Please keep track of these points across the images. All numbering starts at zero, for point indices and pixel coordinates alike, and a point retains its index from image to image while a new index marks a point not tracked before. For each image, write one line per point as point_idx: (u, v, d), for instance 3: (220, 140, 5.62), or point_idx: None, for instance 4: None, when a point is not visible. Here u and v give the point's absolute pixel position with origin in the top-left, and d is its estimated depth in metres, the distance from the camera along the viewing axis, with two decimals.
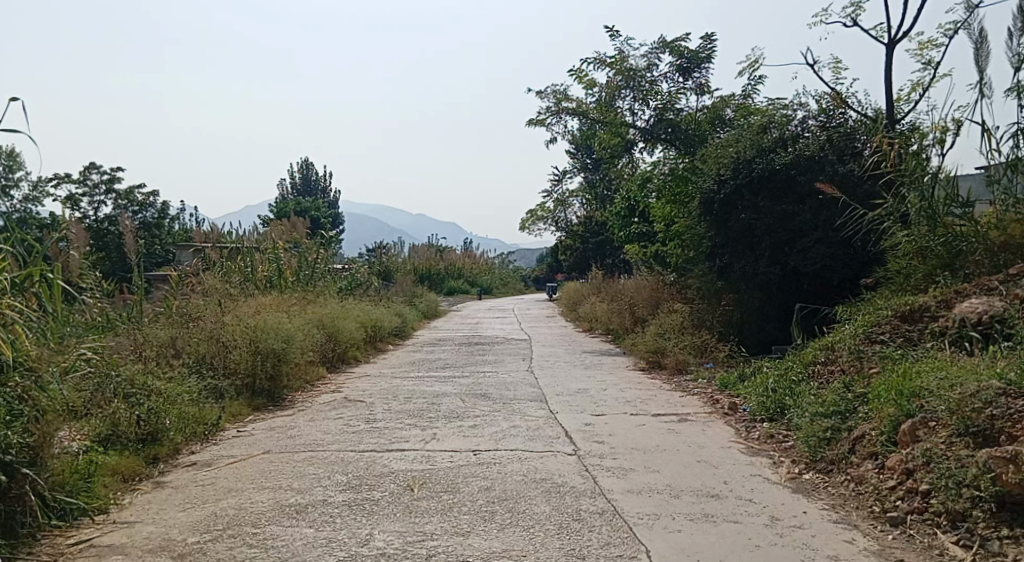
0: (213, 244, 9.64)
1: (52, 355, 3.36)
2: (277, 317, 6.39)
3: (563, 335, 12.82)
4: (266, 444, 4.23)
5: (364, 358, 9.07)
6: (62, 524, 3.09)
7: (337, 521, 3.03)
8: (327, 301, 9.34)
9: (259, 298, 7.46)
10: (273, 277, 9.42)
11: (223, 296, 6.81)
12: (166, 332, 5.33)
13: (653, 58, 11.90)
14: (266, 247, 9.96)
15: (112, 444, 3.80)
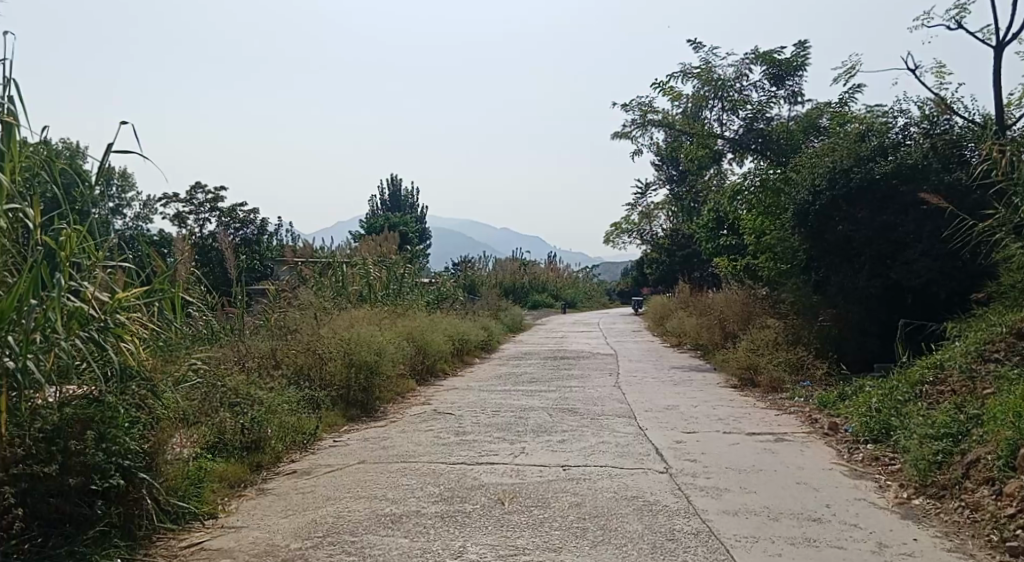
0: (308, 259, 10.03)
1: (166, 367, 3.58)
2: (370, 331, 6.58)
3: (646, 349, 12.68)
4: (361, 455, 4.35)
5: (452, 371, 9.22)
6: (176, 526, 3.36)
7: (431, 533, 3.08)
8: (416, 315, 9.55)
9: (352, 311, 7.70)
10: (363, 291, 9.72)
11: (319, 309, 7.07)
12: (266, 344, 5.60)
13: (742, 67, 11.74)
14: (357, 261, 10.30)
15: (219, 452, 4.03)
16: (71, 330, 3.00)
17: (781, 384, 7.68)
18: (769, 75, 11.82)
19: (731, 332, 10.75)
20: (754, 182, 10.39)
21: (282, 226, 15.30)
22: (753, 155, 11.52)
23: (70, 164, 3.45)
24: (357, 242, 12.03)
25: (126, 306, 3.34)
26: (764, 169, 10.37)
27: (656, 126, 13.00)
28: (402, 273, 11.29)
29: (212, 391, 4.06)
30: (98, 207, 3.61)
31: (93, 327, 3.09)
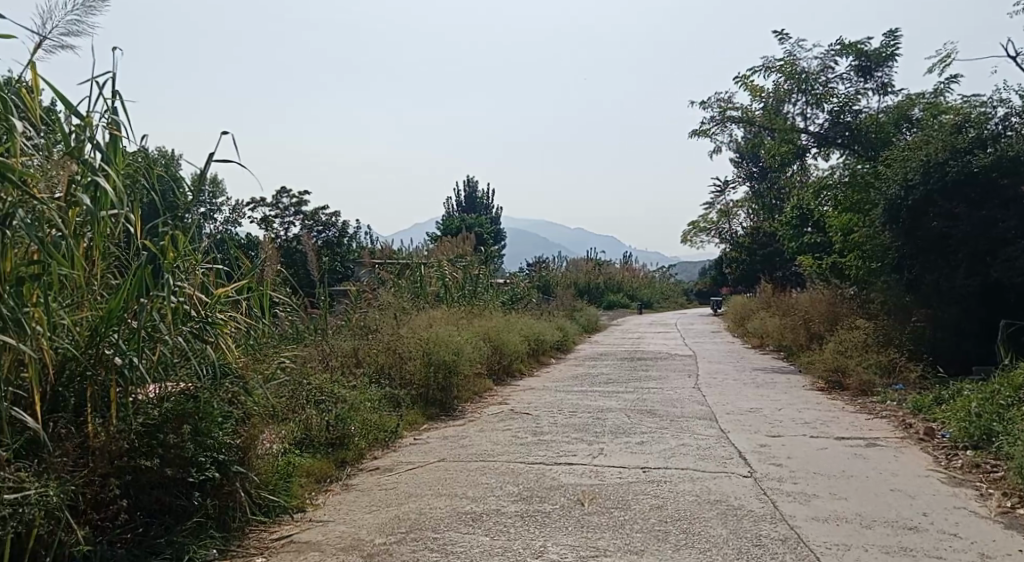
0: (389, 260, 10.30)
1: (255, 364, 3.73)
2: (448, 331, 6.70)
3: (724, 351, 12.42)
4: (441, 453, 4.41)
5: (527, 371, 9.26)
6: (266, 519, 3.52)
7: (511, 531, 3.09)
8: (492, 316, 9.64)
9: (431, 312, 7.86)
10: (441, 293, 9.89)
11: (398, 310, 7.23)
12: (349, 343, 5.76)
13: (827, 60, 11.40)
14: (434, 262, 10.50)
15: (306, 448, 4.19)
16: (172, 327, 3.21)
17: (871, 387, 7.43)
18: (856, 67, 11.43)
19: (816, 333, 10.46)
20: (841, 178, 10.28)
21: (360, 228, 15.74)
22: (838, 149, 11.36)
23: (168, 171, 3.62)
24: (433, 244, 12.24)
25: (221, 303, 3.57)
26: (853, 164, 10.20)
27: (736, 122, 12.74)
28: (477, 274, 11.42)
29: (300, 387, 4.16)
30: (195, 212, 3.80)
31: (195, 322, 3.31)
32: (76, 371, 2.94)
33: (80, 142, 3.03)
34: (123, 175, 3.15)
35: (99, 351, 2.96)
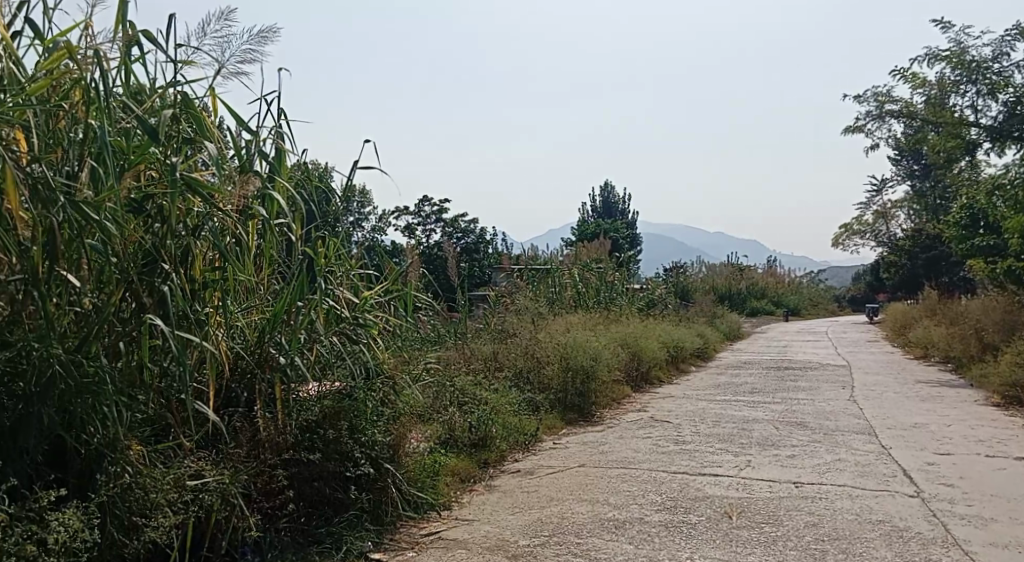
0: (527, 265, 10.51)
1: (405, 365, 3.92)
2: (586, 336, 6.74)
3: (872, 362, 11.63)
4: (581, 458, 4.41)
5: (664, 378, 9.11)
6: (416, 515, 3.66)
7: (656, 541, 3.04)
8: (628, 322, 9.58)
9: (567, 318, 7.93)
10: (578, 298, 9.98)
11: (535, 315, 7.34)
12: (488, 346, 5.96)
13: (1000, 46, 10.49)
14: (571, 268, 10.58)
15: (451, 448, 4.32)
16: (328, 328, 3.43)
17: None
18: None
19: (990, 343, 9.55)
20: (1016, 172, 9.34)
21: (495, 235, 16.19)
22: (1016, 143, 10.46)
23: (323, 182, 3.85)
24: (568, 249, 12.34)
25: (371, 305, 3.78)
26: None
27: (894, 117, 11.99)
28: (612, 280, 11.38)
29: (444, 390, 4.31)
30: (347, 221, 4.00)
31: (349, 325, 3.52)
32: (247, 369, 3.21)
33: (252, 154, 3.30)
34: (287, 185, 3.40)
35: (265, 351, 3.21)
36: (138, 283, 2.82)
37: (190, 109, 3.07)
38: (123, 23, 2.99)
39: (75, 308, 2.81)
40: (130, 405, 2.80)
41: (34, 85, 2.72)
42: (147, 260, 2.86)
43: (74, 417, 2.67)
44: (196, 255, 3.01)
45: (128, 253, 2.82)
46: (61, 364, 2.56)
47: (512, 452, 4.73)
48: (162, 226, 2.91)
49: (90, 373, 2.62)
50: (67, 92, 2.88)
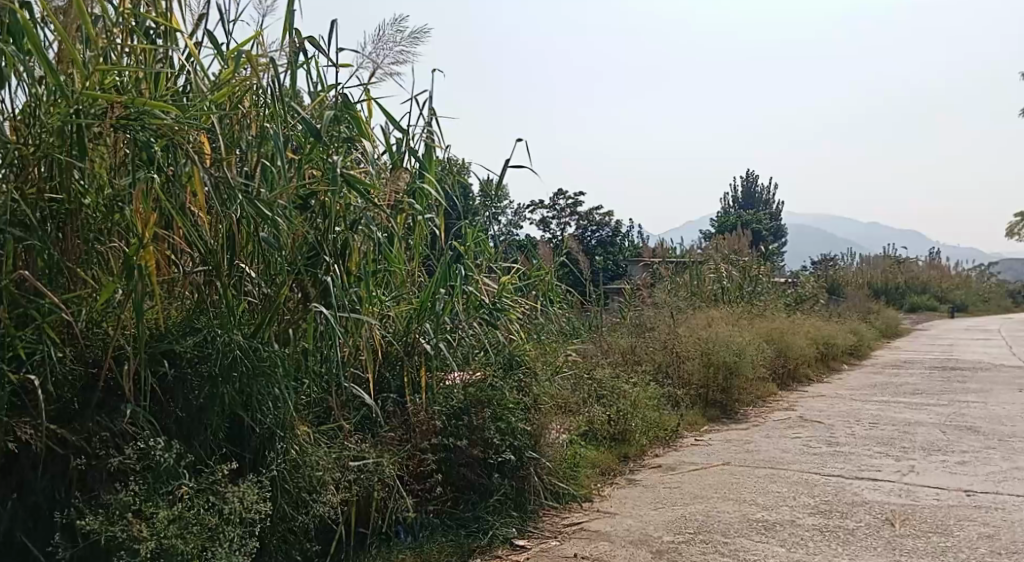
0: (663, 260, 10.42)
1: (547, 357, 3.99)
2: (728, 332, 6.59)
3: None
4: (725, 456, 4.32)
5: (810, 377, 8.74)
6: (558, 505, 3.71)
7: (810, 545, 2.92)
8: (770, 317, 9.26)
9: (708, 312, 7.79)
10: (718, 293, 9.78)
11: (674, 309, 7.26)
12: (627, 340, 6.20)
13: None
14: (711, 264, 10.38)
15: (592, 439, 4.36)
16: (471, 314, 3.58)
17: None
18: None
19: None
20: None
21: (629, 230, 16.15)
22: None
23: (463, 177, 3.98)
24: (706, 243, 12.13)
25: (511, 295, 3.89)
26: None
27: None
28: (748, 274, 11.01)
29: (582, 382, 4.36)
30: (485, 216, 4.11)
31: (495, 312, 3.71)
32: (397, 356, 3.36)
33: (400, 152, 3.52)
34: (435, 179, 3.54)
35: (413, 338, 3.36)
36: (304, 274, 3.11)
37: (350, 110, 3.29)
38: (289, 30, 3.28)
39: (249, 299, 3.07)
40: (297, 388, 3.05)
41: (217, 93, 3.04)
42: (312, 253, 3.13)
43: (249, 397, 2.91)
44: (354, 249, 3.22)
45: (297, 247, 3.09)
46: (240, 349, 2.81)
47: (652, 448, 4.70)
48: (325, 221, 3.17)
49: (265, 356, 2.89)
50: (239, 98, 3.16)
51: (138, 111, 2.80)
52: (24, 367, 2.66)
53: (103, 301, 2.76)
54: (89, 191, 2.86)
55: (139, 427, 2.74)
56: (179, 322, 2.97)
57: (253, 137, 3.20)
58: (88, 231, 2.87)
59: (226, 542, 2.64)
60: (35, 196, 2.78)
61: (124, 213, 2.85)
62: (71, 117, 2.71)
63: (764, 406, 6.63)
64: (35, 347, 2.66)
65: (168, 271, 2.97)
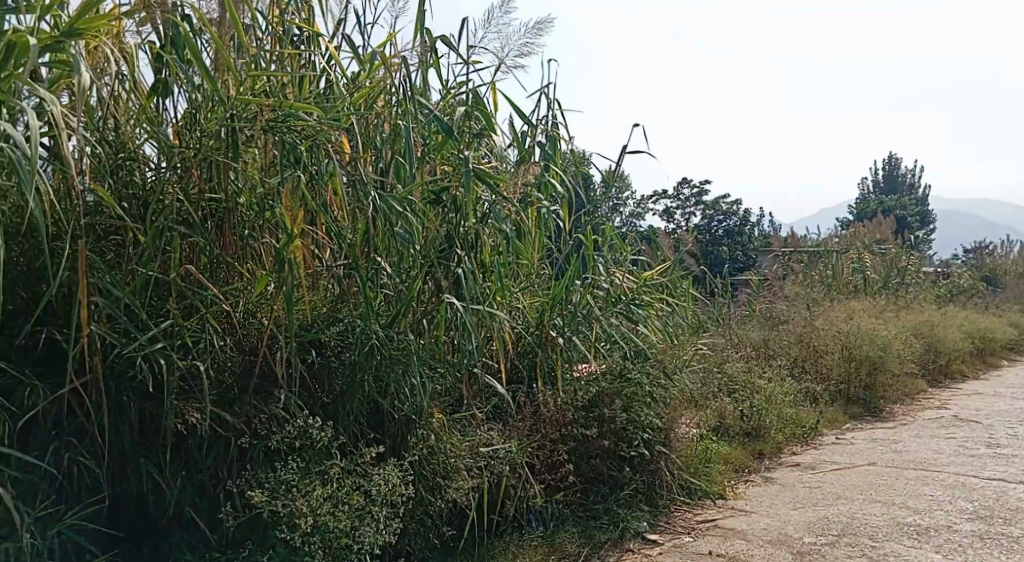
0: (794, 250, 10.10)
1: (677, 351, 3.93)
2: (871, 324, 6.71)
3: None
4: (870, 456, 4.16)
5: (962, 374, 8.19)
6: (690, 500, 3.68)
7: (969, 552, 2.73)
8: (917, 309, 8.74)
9: (850, 304, 7.50)
10: (858, 284, 9.33)
11: (809, 303, 7.07)
12: (759, 333, 6.25)
13: None
14: (850, 255, 9.92)
15: (723, 435, 4.29)
16: (607, 307, 3.69)
17: None
18: None
19: None
20: None
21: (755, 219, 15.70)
22: None
23: (586, 168, 3.96)
24: (843, 232, 11.63)
25: (649, 287, 3.96)
26: None
27: None
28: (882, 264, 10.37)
29: (710, 376, 4.32)
30: (613, 211, 4.08)
31: (625, 307, 3.74)
32: (529, 348, 3.45)
33: (527, 144, 3.56)
34: (560, 170, 3.58)
35: (547, 334, 3.45)
36: (437, 266, 3.18)
37: (482, 106, 3.35)
38: (420, 31, 3.36)
39: (384, 291, 3.15)
40: (432, 376, 3.17)
41: (355, 94, 3.18)
42: (445, 246, 3.20)
43: (386, 385, 3.04)
44: (484, 242, 3.29)
45: (429, 242, 3.19)
46: (379, 339, 2.93)
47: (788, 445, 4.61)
48: (456, 214, 3.25)
49: (397, 344, 3.01)
50: (374, 97, 3.27)
51: (285, 114, 2.97)
52: (190, 354, 2.89)
53: (257, 293, 2.98)
54: (243, 191, 3.05)
55: (293, 410, 2.93)
56: (325, 314, 3.10)
57: (386, 135, 3.31)
58: (241, 228, 3.07)
59: (373, 522, 2.79)
60: (196, 196, 2.98)
61: (274, 210, 3.05)
62: (226, 122, 2.90)
63: (913, 405, 6.60)
64: (199, 335, 2.89)
65: (312, 264, 3.12)
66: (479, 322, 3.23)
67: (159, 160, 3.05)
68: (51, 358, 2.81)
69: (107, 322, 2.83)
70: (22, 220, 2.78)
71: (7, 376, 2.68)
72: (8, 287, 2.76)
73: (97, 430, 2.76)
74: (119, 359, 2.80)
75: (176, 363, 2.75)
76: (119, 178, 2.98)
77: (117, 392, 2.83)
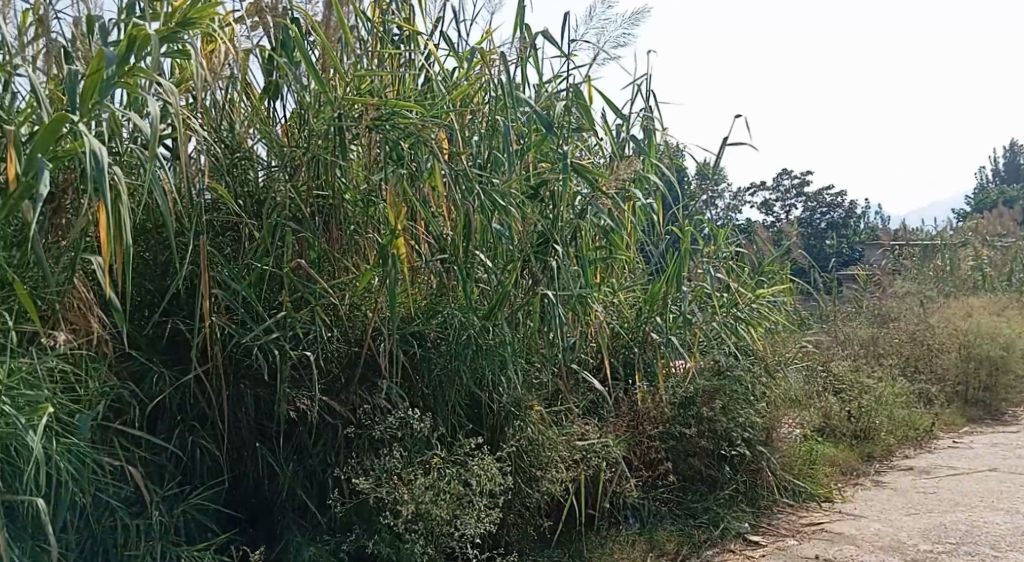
0: (905, 243, 9.72)
1: (779, 353, 3.90)
2: (994, 321, 6.64)
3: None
4: (991, 463, 4.22)
5: None
6: (793, 502, 3.64)
7: None
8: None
9: (970, 302, 7.34)
10: (977, 279, 8.90)
11: (921, 302, 6.88)
12: (868, 330, 6.22)
13: None
14: (968, 249, 9.47)
15: (830, 436, 4.43)
16: (715, 314, 3.64)
17: None
18: None
19: None
20: None
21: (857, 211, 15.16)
22: None
23: (681, 159, 3.91)
24: (959, 224, 11.08)
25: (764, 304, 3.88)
26: None
27: None
28: (994, 263, 9.78)
29: (815, 375, 4.23)
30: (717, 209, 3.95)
31: (729, 313, 3.69)
32: (626, 344, 3.45)
33: (621, 138, 3.53)
34: (655, 162, 3.52)
35: (643, 329, 3.46)
36: (533, 261, 3.23)
37: (581, 101, 3.37)
38: (520, 25, 3.54)
39: (480, 285, 3.20)
40: (527, 369, 3.22)
41: (454, 91, 3.25)
42: (541, 242, 3.25)
43: (483, 377, 3.10)
44: (582, 237, 3.34)
45: (526, 236, 3.22)
46: (477, 331, 3.01)
47: (901, 447, 4.66)
48: (555, 209, 3.30)
49: (493, 338, 3.09)
50: (472, 95, 3.34)
51: (389, 113, 3.07)
52: (301, 345, 3.02)
53: (363, 287, 3.09)
54: (349, 189, 3.17)
55: (395, 401, 3.02)
56: (424, 308, 3.17)
57: (484, 131, 3.38)
58: (347, 224, 3.18)
59: (474, 510, 2.84)
60: (305, 193, 3.09)
61: (378, 206, 3.16)
62: (335, 123, 3.03)
63: None
64: (309, 328, 3.03)
65: (411, 259, 3.19)
66: (573, 315, 3.27)
67: (269, 159, 3.19)
68: (176, 347, 3.00)
69: (225, 313, 3.00)
70: (150, 218, 2.97)
71: (137, 363, 2.88)
72: (139, 281, 2.94)
73: (217, 415, 2.92)
74: (237, 349, 2.96)
75: (288, 353, 2.89)
76: (235, 177, 3.13)
77: (235, 380, 3.00)
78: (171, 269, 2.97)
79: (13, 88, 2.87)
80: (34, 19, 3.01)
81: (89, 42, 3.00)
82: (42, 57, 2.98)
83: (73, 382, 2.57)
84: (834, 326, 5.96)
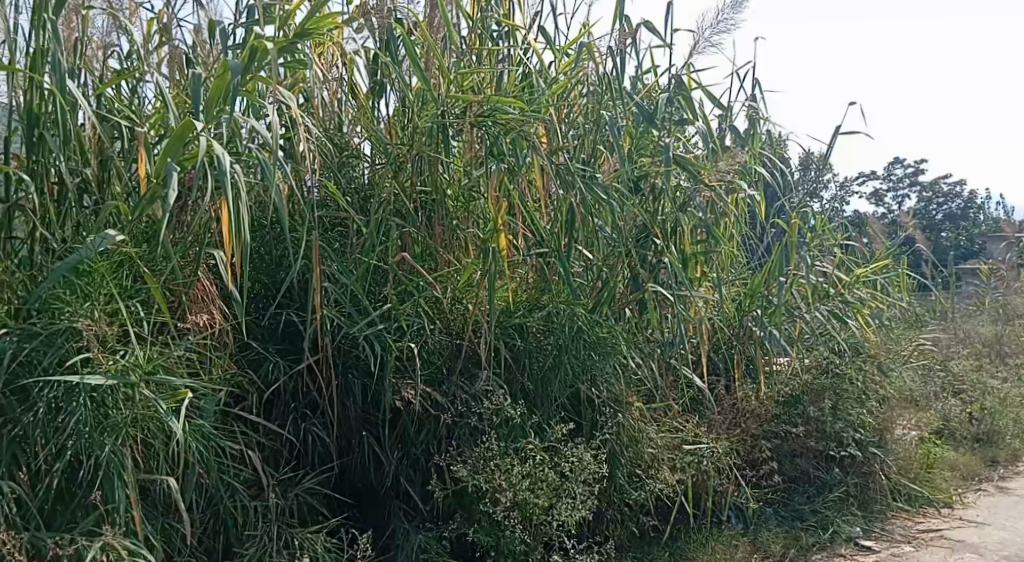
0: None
1: (892, 347, 3.81)
2: None
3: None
4: None
5: None
6: (909, 507, 3.59)
7: None
8: None
9: None
10: None
11: None
12: (987, 325, 6.01)
13: None
14: None
15: (952, 439, 4.43)
16: (815, 303, 3.63)
17: None
18: None
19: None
20: None
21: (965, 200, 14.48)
22: None
23: (783, 150, 3.82)
24: None
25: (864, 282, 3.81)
26: None
27: None
28: None
29: (934, 375, 4.13)
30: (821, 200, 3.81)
31: (834, 301, 3.65)
32: (724, 340, 3.48)
33: (722, 129, 3.49)
34: (758, 152, 3.50)
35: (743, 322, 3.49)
36: (634, 255, 3.24)
37: (683, 91, 3.35)
38: (618, 17, 3.53)
39: (579, 279, 3.24)
40: (629, 366, 3.21)
41: (553, 86, 3.26)
42: (642, 235, 3.24)
43: (585, 370, 3.11)
44: (684, 230, 3.30)
45: (628, 231, 3.21)
46: (583, 322, 3.05)
47: None
48: (657, 203, 3.28)
49: (594, 331, 3.08)
50: (571, 89, 3.34)
51: (490, 109, 3.10)
52: (404, 336, 3.08)
53: (465, 280, 3.14)
54: (450, 184, 3.26)
55: (489, 391, 3.03)
56: (525, 302, 3.19)
57: (583, 125, 3.39)
58: (449, 219, 3.24)
59: (571, 499, 2.83)
60: (410, 189, 3.16)
61: (479, 201, 3.24)
62: (437, 118, 3.08)
63: None
64: (413, 320, 3.10)
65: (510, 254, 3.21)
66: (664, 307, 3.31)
67: (374, 156, 3.30)
68: (289, 337, 3.13)
69: (334, 305, 3.10)
70: (265, 214, 3.10)
71: (254, 353, 3.02)
72: (255, 274, 3.10)
73: (326, 403, 3.03)
74: (345, 339, 3.06)
75: (392, 345, 2.96)
76: (343, 174, 3.24)
77: (343, 370, 3.09)
78: (284, 263, 3.10)
79: (140, 93, 3.04)
80: (158, 28, 3.17)
81: (209, 48, 3.15)
82: (167, 63, 3.14)
83: (198, 369, 2.71)
84: (952, 322, 5.75)
